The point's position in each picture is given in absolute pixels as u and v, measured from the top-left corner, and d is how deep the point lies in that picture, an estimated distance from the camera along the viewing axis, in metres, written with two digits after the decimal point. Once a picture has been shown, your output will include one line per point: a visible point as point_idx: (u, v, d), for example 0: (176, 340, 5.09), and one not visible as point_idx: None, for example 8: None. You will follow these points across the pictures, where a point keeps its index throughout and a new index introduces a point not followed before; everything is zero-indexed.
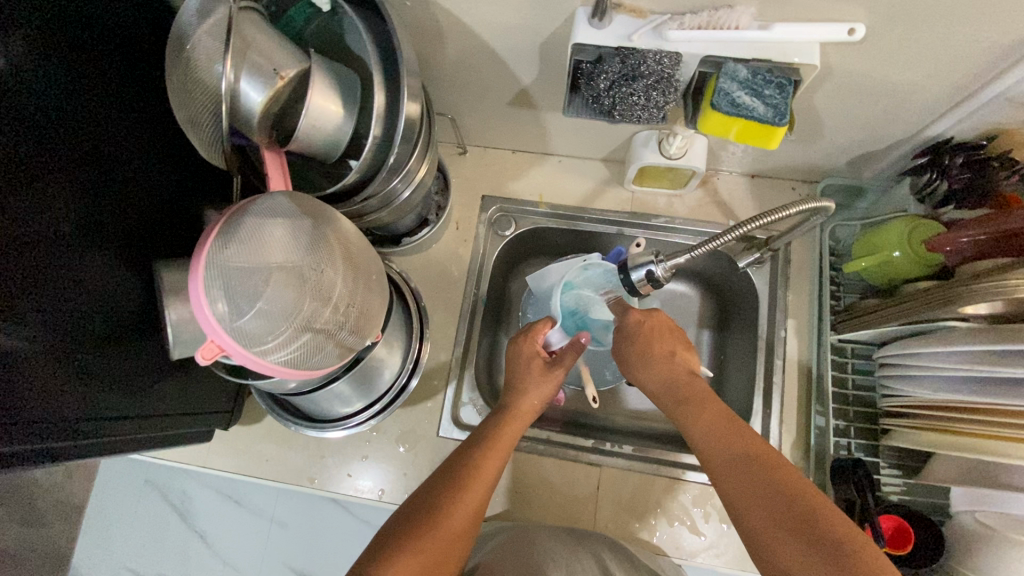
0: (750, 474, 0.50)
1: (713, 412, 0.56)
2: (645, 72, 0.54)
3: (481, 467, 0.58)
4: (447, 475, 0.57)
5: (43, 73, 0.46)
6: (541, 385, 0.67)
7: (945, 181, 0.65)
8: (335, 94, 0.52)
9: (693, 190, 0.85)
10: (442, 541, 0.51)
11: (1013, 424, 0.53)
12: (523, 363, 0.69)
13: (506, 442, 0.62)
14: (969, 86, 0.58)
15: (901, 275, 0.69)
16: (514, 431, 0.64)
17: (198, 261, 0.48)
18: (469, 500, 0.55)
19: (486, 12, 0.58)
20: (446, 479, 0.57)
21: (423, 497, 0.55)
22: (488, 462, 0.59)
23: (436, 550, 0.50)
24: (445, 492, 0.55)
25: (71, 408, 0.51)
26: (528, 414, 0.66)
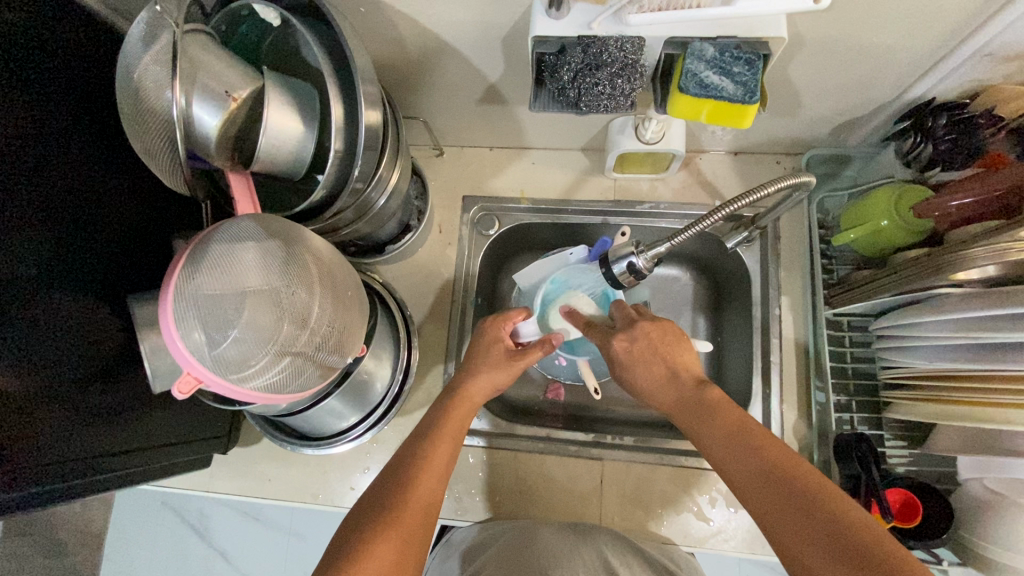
0: (781, 500, 0.47)
1: (724, 425, 0.54)
2: (608, 60, 0.52)
3: (429, 462, 0.58)
4: (391, 474, 0.56)
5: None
6: (496, 372, 0.66)
7: (930, 144, 0.62)
8: (293, 111, 0.51)
9: (676, 172, 0.83)
10: (393, 539, 0.50)
11: (1012, 389, 0.52)
12: (484, 348, 0.69)
13: (450, 433, 0.61)
14: (947, 45, 0.56)
15: (890, 244, 0.67)
16: (459, 420, 0.63)
17: (167, 294, 0.47)
18: (418, 498, 0.54)
19: (441, 12, 0.57)
20: (394, 476, 0.56)
21: (372, 498, 0.54)
22: (436, 456, 0.58)
23: (389, 549, 0.49)
24: (395, 490, 0.54)
25: (63, 449, 0.51)
26: (475, 401, 0.66)
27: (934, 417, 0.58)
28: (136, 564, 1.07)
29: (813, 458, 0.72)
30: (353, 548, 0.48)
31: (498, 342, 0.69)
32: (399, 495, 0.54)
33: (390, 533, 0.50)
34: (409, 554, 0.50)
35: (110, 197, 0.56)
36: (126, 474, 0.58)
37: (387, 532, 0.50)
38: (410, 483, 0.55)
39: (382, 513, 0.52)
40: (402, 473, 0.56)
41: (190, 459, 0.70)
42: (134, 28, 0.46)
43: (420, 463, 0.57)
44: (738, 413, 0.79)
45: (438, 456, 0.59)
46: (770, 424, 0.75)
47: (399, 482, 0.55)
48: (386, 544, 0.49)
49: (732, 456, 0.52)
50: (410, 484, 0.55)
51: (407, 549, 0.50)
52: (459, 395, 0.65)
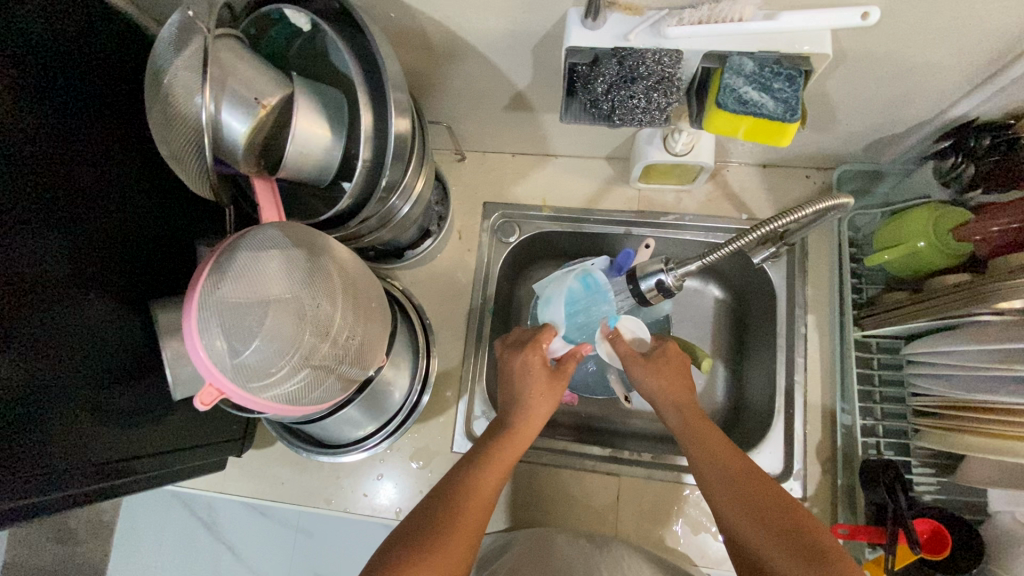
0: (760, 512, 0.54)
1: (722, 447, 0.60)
2: (645, 72, 0.51)
3: (480, 489, 0.57)
4: (433, 502, 0.56)
5: (20, 115, 0.44)
6: (546, 394, 0.66)
7: (972, 164, 0.61)
8: (321, 118, 0.50)
9: (703, 184, 0.81)
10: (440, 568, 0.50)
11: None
12: (525, 372, 0.67)
13: (497, 469, 0.60)
14: (995, 64, 0.55)
15: (927, 268, 0.65)
16: (516, 450, 0.62)
17: (191, 304, 0.47)
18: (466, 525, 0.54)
19: (473, 19, 0.56)
20: (441, 503, 0.56)
21: (417, 523, 0.54)
22: (487, 481, 0.58)
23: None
24: (443, 516, 0.54)
25: (83, 454, 0.50)
26: (533, 428, 0.65)
27: (963, 448, 0.56)
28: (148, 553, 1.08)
29: (837, 481, 0.71)
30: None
31: (536, 365, 0.67)
32: (438, 527, 0.53)
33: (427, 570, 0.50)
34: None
35: (135, 200, 0.56)
36: (145, 478, 0.59)
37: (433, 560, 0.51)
38: (456, 516, 0.54)
39: (419, 548, 0.51)
40: (446, 506, 0.55)
41: (205, 462, 0.69)
42: (165, 32, 0.46)
43: (465, 494, 0.57)
44: (759, 432, 0.77)
45: (485, 488, 0.58)
46: (792, 445, 0.73)
47: (442, 511, 0.55)
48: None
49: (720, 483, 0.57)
50: (453, 519, 0.54)
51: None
52: (514, 428, 0.63)
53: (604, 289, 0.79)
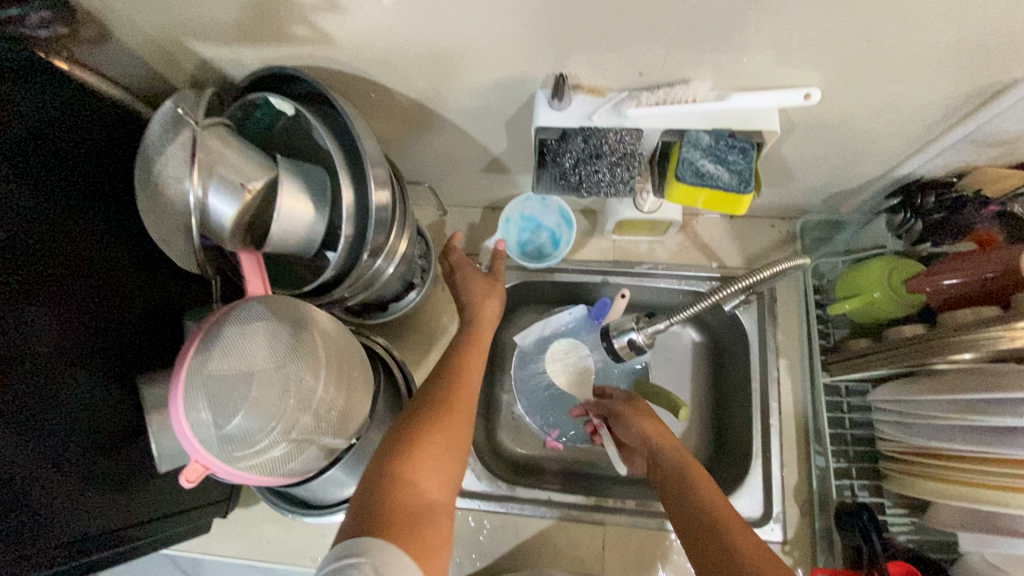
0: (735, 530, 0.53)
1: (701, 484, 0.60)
2: (608, 149, 0.56)
3: (469, 373, 0.64)
4: (427, 399, 0.59)
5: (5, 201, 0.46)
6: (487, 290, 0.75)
7: (919, 219, 0.66)
8: (304, 194, 0.53)
9: (674, 235, 0.85)
10: (451, 426, 0.57)
11: (1015, 472, 0.51)
12: (467, 282, 0.75)
13: (476, 355, 0.67)
14: (931, 130, 0.59)
15: (885, 316, 0.69)
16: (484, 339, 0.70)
17: (177, 379, 0.49)
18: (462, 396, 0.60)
19: (448, 98, 0.60)
20: (439, 383, 0.62)
21: (420, 399, 0.60)
22: (473, 366, 0.65)
23: (449, 435, 0.56)
24: (443, 391, 0.60)
25: (63, 529, 0.51)
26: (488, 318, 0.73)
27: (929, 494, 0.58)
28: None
29: (815, 523, 0.73)
30: (405, 461, 0.52)
31: (470, 271, 0.76)
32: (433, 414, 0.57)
33: (436, 445, 0.54)
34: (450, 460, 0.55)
35: (122, 274, 0.57)
36: (130, 547, 0.59)
37: (447, 420, 0.57)
38: (454, 394, 0.60)
39: (427, 414, 0.57)
40: (444, 385, 0.61)
41: (191, 526, 0.69)
42: (155, 124, 0.49)
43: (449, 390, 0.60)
44: (739, 474, 0.79)
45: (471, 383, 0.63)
46: (770, 488, 0.75)
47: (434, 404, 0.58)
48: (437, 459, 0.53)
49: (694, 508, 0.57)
50: (452, 396, 0.60)
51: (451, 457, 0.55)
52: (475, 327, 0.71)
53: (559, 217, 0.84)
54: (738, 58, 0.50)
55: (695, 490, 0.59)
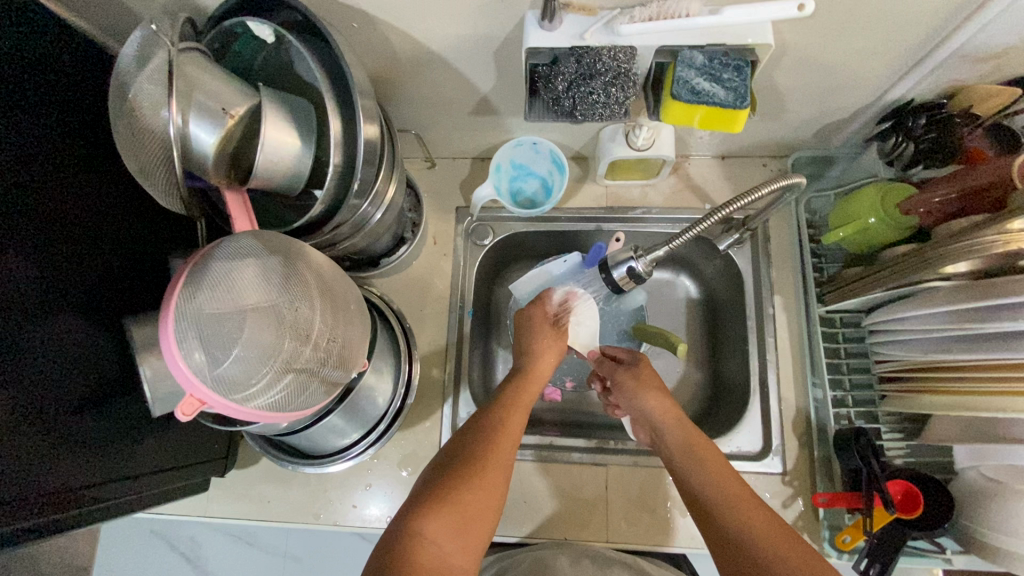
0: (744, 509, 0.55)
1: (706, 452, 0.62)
2: (601, 69, 0.54)
3: (524, 392, 0.67)
4: (495, 403, 0.65)
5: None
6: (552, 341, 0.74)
7: (912, 143, 0.65)
8: (290, 127, 0.51)
9: (666, 178, 0.84)
10: (504, 450, 0.59)
11: (1013, 377, 0.53)
12: (534, 327, 0.76)
13: (537, 376, 0.70)
14: (924, 47, 0.59)
15: (879, 242, 0.69)
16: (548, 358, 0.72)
17: (166, 314, 0.47)
18: (517, 419, 0.63)
19: (433, 26, 0.58)
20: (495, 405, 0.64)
21: (479, 420, 0.62)
22: (528, 387, 0.68)
23: (502, 460, 0.58)
24: (497, 413, 0.63)
25: (58, 477, 0.49)
26: (556, 347, 0.74)
27: (928, 407, 0.60)
28: (144, 548, 1.12)
29: (814, 454, 0.73)
30: (463, 467, 0.56)
31: (542, 322, 0.76)
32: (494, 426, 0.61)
33: (494, 457, 0.58)
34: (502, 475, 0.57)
35: (102, 219, 0.55)
36: (127, 501, 0.57)
37: (501, 445, 0.59)
38: (509, 414, 0.63)
39: (484, 436, 0.59)
40: (502, 406, 0.64)
41: (189, 483, 0.68)
42: (127, 46, 0.46)
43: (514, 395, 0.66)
44: (737, 412, 0.80)
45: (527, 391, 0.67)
46: (769, 422, 0.76)
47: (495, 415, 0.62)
48: (493, 472, 0.56)
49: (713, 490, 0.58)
50: (505, 415, 0.62)
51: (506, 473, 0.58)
52: (532, 368, 0.70)
53: (553, 164, 0.81)
54: None
55: (699, 464, 0.60)
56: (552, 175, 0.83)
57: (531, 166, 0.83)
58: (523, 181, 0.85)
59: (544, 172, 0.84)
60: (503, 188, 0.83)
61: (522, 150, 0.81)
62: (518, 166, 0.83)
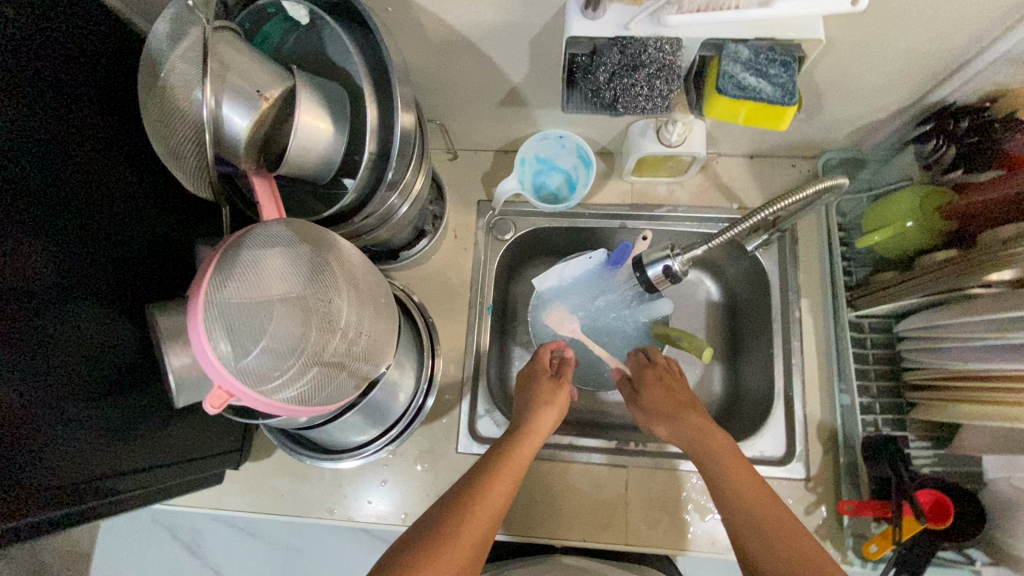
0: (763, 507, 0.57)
1: (726, 449, 0.62)
2: (647, 61, 0.52)
3: (513, 456, 0.62)
4: (476, 469, 0.61)
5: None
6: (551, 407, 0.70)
7: (952, 146, 0.63)
8: (324, 112, 0.49)
9: (693, 175, 0.82)
10: (477, 526, 0.54)
11: None
12: (532, 389, 0.73)
13: (532, 441, 0.65)
14: (975, 47, 0.57)
15: (915, 247, 0.68)
16: (546, 416, 0.69)
17: (196, 302, 0.45)
18: (498, 486, 0.59)
19: (469, 11, 0.56)
20: (476, 471, 0.60)
21: (456, 488, 0.58)
22: (519, 451, 0.63)
23: (472, 536, 0.54)
24: (477, 479, 0.59)
25: (73, 470, 0.47)
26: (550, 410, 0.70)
27: (964, 418, 0.59)
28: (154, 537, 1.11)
29: (839, 460, 0.72)
30: (434, 540, 0.52)
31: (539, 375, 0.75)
32: (471, 494, 0.57)
33: (466, 530, 0.54)
34: (474, 560, 0.53)
35: (127, 203, 0.53)
36: (143, 494, 0.56)
37: (474, 516, 0.55)
38: (489, 479, 0.59)
39: (460, 508, 0.55)
40: (479, 471, 0.60)
41: (203, 476, 0.66)
42: (160, 24, 0.44)
43: (500, 458, 0.62)
44: (760, 416, 0.79)
45: (518, 456, 0.63)
46: (793, 427, 0.75)
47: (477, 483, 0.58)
48: (463, 544, 0.52)
49: (734, 500, 0.58)
50: (483, 480, 0.58)
51: (477, 553, 0.53)
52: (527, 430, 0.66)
53: (578, 157, 0.80)
54: None
55: (719, 465, 0.61)
56: (578, 170, 0.81)
57: (554, 161, 0.82)
58: (547, 177, 0.84)
59: (569, 167, 0.82)
60: (527, 184, 0.82)
61: (544, 145, 0.80)
62: (541, 161, 0.82)
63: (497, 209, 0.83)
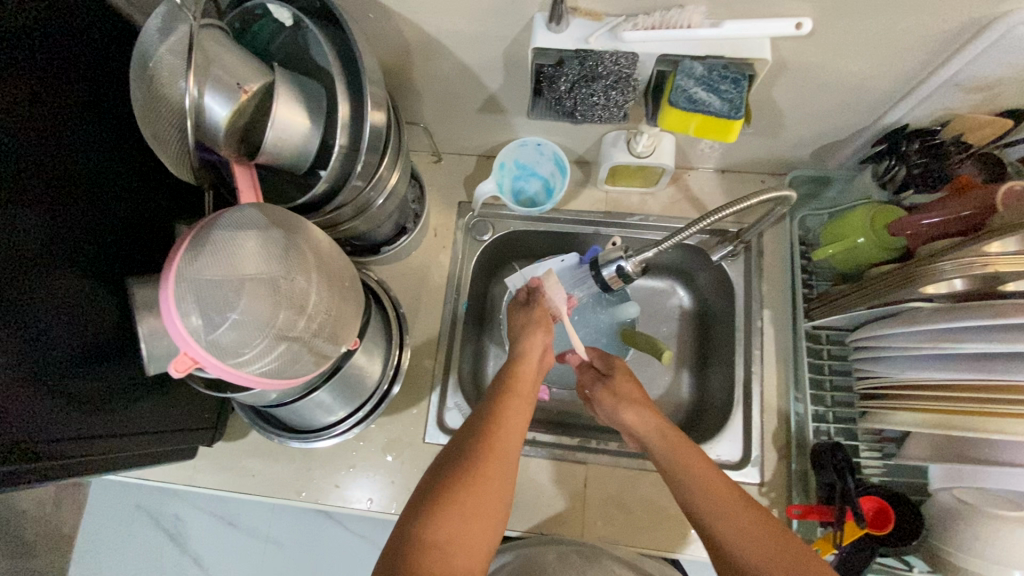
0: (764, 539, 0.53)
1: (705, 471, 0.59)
2: (603, 73, 0.56)
3: (518, 379, 0.66)
4: (489, 397, 0.63)
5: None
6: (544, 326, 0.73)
7: (904, 166, 0.67)
8: (301, 106, 0.53)
9: (665, 187, 0.86)
10: (502, 452, 0.57)
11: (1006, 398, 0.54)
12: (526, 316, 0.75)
13: (533, 361, 0.69)
14: (920, 73, 0.61)
15: (867, 261, 0.70)
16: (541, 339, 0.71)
17: (169, 277, 0.49)
18: (516, 408, 0.62)
19: (446, 22, 0.60)
20: (489, 398, 0.63)
21: (473, 419, 0.60)
22: (523, 373, 0.67)
23: (501, 461, 0.56)
24: (495, 406, 0.61)
25: (45, 428, 0.50)
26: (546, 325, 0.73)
27: (907, 425, 0.61)
28: (135, 524, 1.11)
29: (792, 466, 0.74)
30: (467, 464, 0.54)
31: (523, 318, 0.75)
32: (491, 419, 0.59)
33: (494, 453, 0.56)
34: (504, 478, 0.56)
35: (113, 184, 0.57)
36: (111, 459, 0.59)
37: (498, 444, 0.57)
38: (506, 400, 0.62)
39: (484, 427, 0.58)
40: (492, 396, 0.63)
41: (173, 448, 0.69)
42: (151, 20, 0.48)
43: (509, 384, 0.65)
44: (721, 422, 0.81)
45: (524, 378, 0.66)
46: (750, 433, 0.77)
47: (493, 409, 0.61)
48: (493, 468, 0.55)
49: (694, 484, 0.58)
50: (502, 403, 0.62)
51: (506, 471, 0.56)
52: (522, 351, 0.69)
53: (555, 163, 0.83)
54: None
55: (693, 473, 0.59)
56: (556, 176, 0.84)
57: (533, 167, 0.85)
58: (525, 184, 0.87)
59: (547, 173, 0.85)
60: (505, 190, 0.85)
61: (522, 150, 0.83)
62: (520, 168, 0.85)
63: (476, 210, 0.87)
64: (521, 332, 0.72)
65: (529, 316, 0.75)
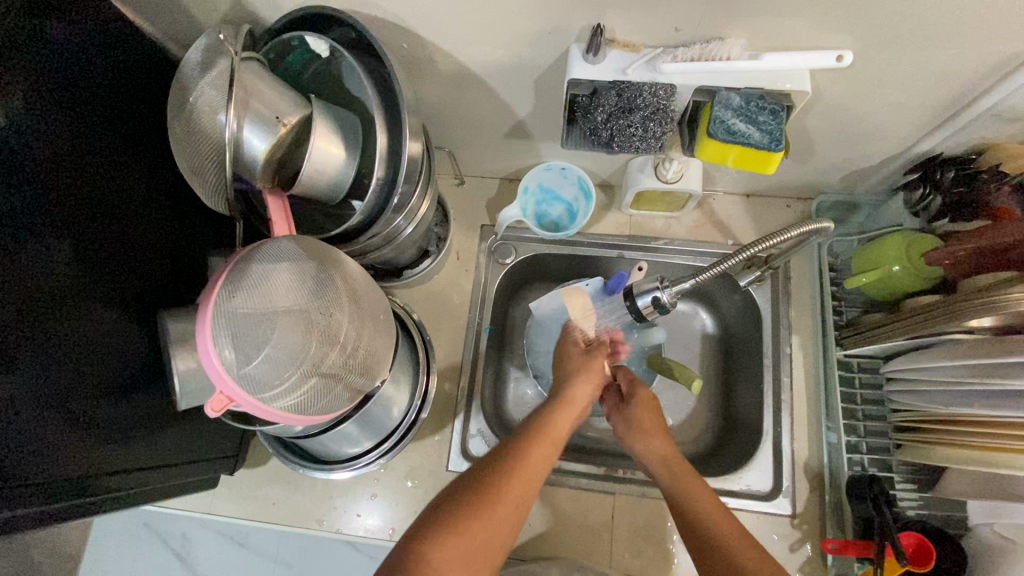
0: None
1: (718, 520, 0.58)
2: (642, 104, 0.55)
3: (563, 403, 0.64)
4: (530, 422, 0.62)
5: (33, 117, 0.44)
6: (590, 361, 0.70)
7: (938, 195, 0.67)
8: (337, 137, 0.53)
9: (691, 211, 0.85)
10: (526, 476, 0.56)
11: None
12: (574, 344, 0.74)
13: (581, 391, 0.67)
14: (957, 104, 0.60)
15: (901, 290, 0.70)
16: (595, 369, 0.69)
17: (205, 312, 0.48)
18: (553, 435, 0.61)
19: (480, 52, 0.60)
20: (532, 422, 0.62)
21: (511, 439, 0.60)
22: (571, 398, 0.65)
23: (523, 484, 0.55)
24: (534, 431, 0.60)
25: (79, 463, 0.49)
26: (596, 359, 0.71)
27: (946, 461, 0.60)
28: None
29: (824, 498, 0.73)
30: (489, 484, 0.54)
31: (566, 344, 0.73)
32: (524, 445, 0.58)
33: (520, 475, 0.55)
34: (517, 514, 0.54)
35: (146, 213, 0.57)
36: (138, 493, 0.58)
37: (527, 466, 0.56)
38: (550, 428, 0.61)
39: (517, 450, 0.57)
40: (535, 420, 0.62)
41: (198, 479, 0.69)
42: (192, 53, 0.48)
43: (552, 413, 0.63)
44: (748, 450, 0.79)
45: (568, 409, 0.64)
46: (781, 463, 0.75)
47: (521, 443, 0.58)
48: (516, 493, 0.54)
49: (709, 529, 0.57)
50: (541, 429, 0.60)
51: (520, 508, 0.54)
52: (571, 380, 0.68)
53: (580, 187, 0.82)
54: (777, 16, 0.50)
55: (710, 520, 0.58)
56: (580, 201, 0.83)
57: (556, 191, 0.84)
58: (547, 209, 0.86)
59: (571, 198, 0.84)
60: (528, 214, 0.84)
61: (546, 174, 0.83)
62: (543, 191, 0.84)
63: (499, 234, 0.86)
64: (568, 375, 0.69)
65: (577, 356, 0.71)
